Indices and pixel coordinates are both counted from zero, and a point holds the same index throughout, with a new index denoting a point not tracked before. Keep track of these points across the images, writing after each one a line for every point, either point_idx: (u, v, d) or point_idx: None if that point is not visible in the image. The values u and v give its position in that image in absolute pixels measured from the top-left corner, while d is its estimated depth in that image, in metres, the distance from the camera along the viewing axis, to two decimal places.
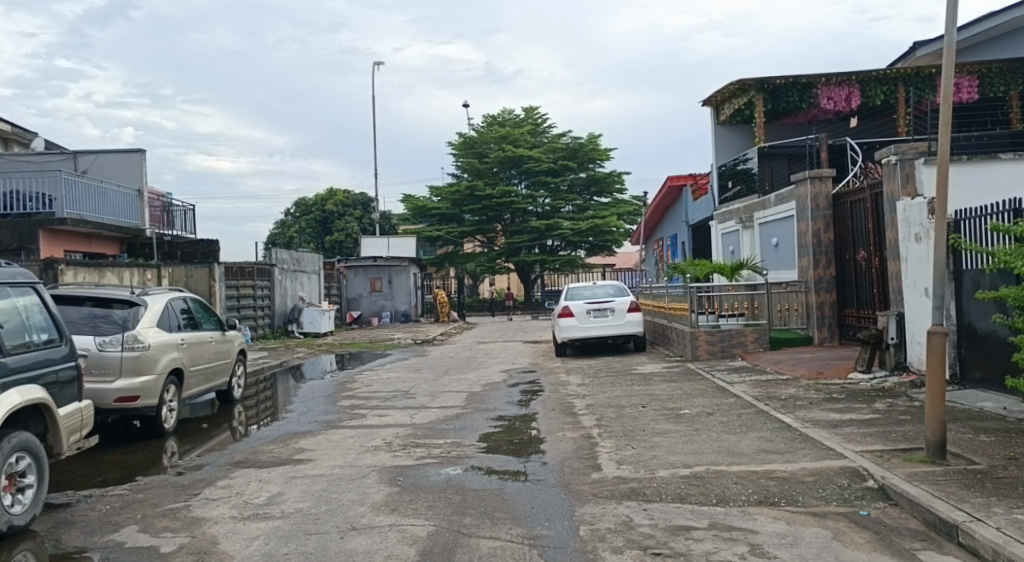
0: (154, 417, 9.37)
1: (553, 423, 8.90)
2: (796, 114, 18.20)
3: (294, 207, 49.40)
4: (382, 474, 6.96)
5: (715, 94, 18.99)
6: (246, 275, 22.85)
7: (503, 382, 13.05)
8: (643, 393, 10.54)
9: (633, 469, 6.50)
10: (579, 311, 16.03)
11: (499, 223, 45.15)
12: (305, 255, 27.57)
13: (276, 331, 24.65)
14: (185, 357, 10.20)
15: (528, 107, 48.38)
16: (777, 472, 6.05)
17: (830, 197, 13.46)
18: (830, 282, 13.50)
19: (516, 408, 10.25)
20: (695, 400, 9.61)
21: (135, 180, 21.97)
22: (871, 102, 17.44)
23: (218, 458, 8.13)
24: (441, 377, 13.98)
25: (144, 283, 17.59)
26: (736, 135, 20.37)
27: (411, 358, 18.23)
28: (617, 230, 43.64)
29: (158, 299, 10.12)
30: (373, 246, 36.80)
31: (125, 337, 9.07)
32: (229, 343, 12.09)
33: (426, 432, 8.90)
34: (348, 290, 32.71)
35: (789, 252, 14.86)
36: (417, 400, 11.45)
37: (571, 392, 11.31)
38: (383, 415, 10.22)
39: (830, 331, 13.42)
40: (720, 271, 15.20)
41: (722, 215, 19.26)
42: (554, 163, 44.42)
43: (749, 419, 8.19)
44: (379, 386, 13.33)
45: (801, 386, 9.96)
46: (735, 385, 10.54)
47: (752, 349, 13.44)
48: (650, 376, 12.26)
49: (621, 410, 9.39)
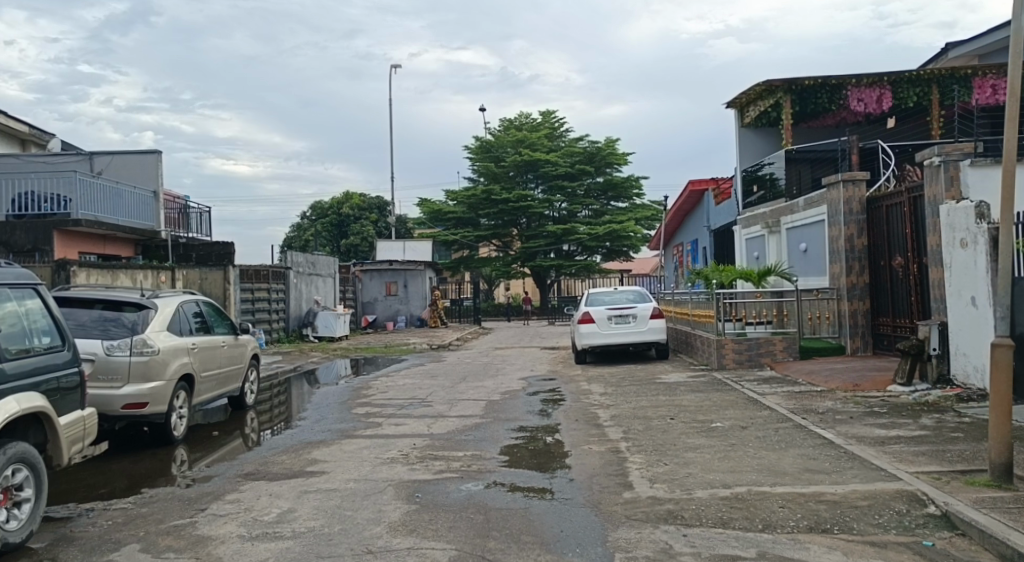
0: (162, 424, 9.01)
1: (578, 436, 8.47)
2: (825, 116, 17.71)
3: (310, 210, 49.24)
4: (399, 490, 6.55)
5: (739, 95, 18.52)
6: (261, 278, 22.57)
7: (522, 390, 12.63)
8: (670, 404, 10.07)
9: (668, 488, 6.02)
10: (600, 318, 15.57)
11: (515, 228, 44.80)
12: (319, 258, 27.27)
13: (290, 335, 24.34)
14: (196, 363, 9.84)
15: (545, 111, 48.07)
16: (826, 494, 5.59)
17: (863, 201, 12.98)
18: (864, 290, 13.00)
19: (538, 418, 9.83)
20: (726, 413, 9.14)
21: (151, 181, 21.78)
22: (903, 103, 16.91)
23: (228, 469, 7.74)
24: (459, 384, 13.57)
25: (158, 285, 17.31)
26: (761, 137, 19.87)
27: (426, 364, 17.86)
28: (634, 235, 43.17)
29: (169, 301, 9.78)
30: (388, 250, 36.50)
31: (134, 341, 8.72)
32: (241, 347, 11.73)
33: (445, 443, 8.49)
34: (362, 294, 32.40)
35: (819, 257, 14.34)
36: (435, 408, 11.05)
37: (595, 402, 10.87)
38: (400, 425, 9.83)
39: (864, 341, 12.91)
40: (747, 278, 14.71)
41: (746, 220, 18.77)
42: (571, 168, 44.06)
43: (787, 434, 7.73)
44: (395, 392, 12.94)
45: (838, 399, 9.48)
46: (767, 397, 10.07)
47: (781, 359, 12.95)
48: (676, 386, 11.79)
49: (648, 423, 8.94)
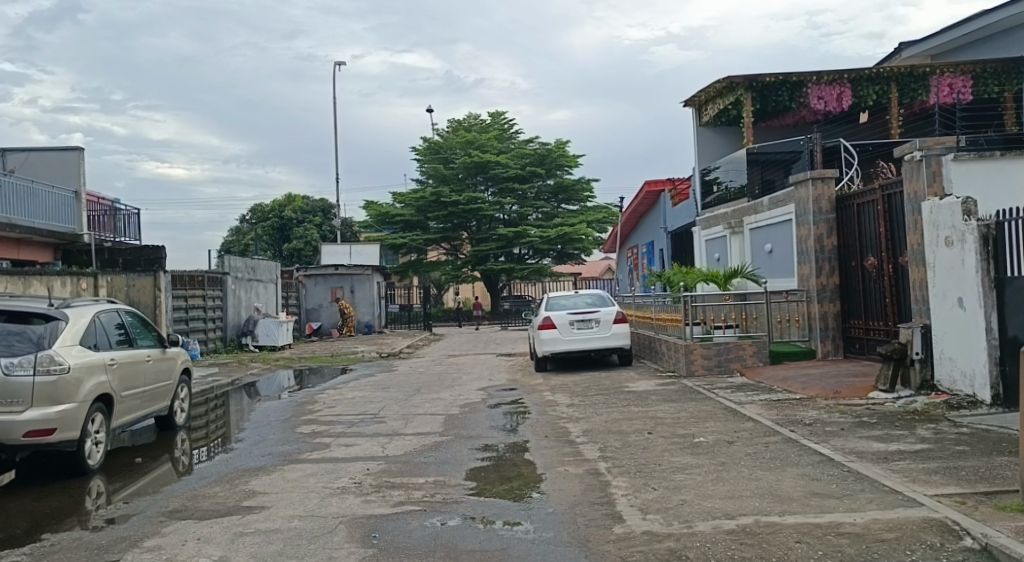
0: (75, 452, 7.96)
1: (552, 456, 7.67)
2: (784, 115, 17.30)
3: (250, 213, 47.54)
4: (352, 529, 5.65)
5: (699, 92, 18.07)
6: (196, 285, 21.30)
7: (482, 402, 11.80)
8: (644, 417, 9.37)
9: (664, 521, 5.29)
10: (561, 323, 14.88)
11: (465, 231, 44.07)
12: (260, 263, 26.02)
13: (229, 345, 23.03)
14: (116, 381, 8.77)
15: (494, 112, 47.39)
16: (844, 525, 4.87)
17: (832, 199, 12.46)
18: (834, 291, 12.51)
19: (503, 435, 9.01)
20: (707, 426, 8.48)
21: (71, 180, 20.36)
22: (863, 102, 16.51)
23: (152, 506, 6.76)
24: (413, 397, 12.69)
25: (79, 293, 15.99)
26: (719, 137, 19.44)
27: (377, 374, 16.87)
28: (586, 237, 42.72)
29: (83, 311, 8.70)
30: (334, 254, 35.26)
31: (39, 358, 7.66)
32: (170, 362, 10.62)
33: (402, 467, 7.63)
34: (307, 300, 31.10)
35: (786, 258, 13.86)
36: (389, 425, 10.14)
37: (563, 414, 10.11)
38: (351, 445, 8.90)
39: (835, 344, 12.44)
40: (712, 280, 14.19)
41: (706, 221, 18.34)
42: (522, 170, 43.44)
43: (779, 451, 7.06)
44: (344, 407, 11.97)
45: (822, 408, 8.88)
46: (746, 407, 9.45)
47: (751, 364, 12.44)
48: (646, 395, 11.14)
49: (626, 439, 8.22)
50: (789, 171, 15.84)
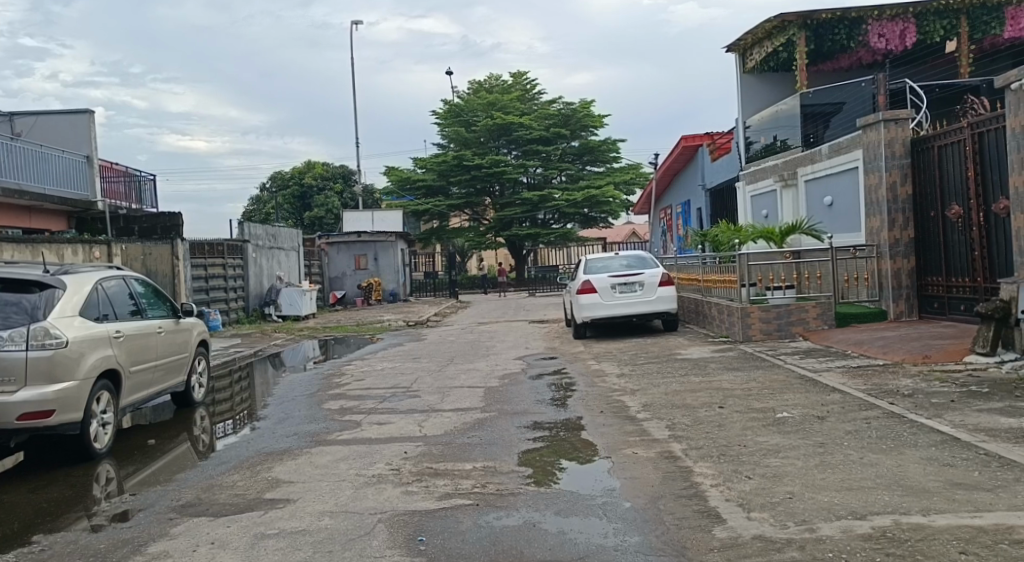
0: (78, 436, 7.10)
1: (615, 436, 6.68)
2: (839, 57, 16.18)
3: (270, 181, 46.73)
4: (393, 530, 4.71)
5: (745, 36, 16.98)
6: (215, 253, 20.49)
7: (523, 372, 10.86)
8: (710, 389, 8.33)
9: (778, 521, 4.30)
10: (603, 287, 13.84)
11: (488, 196, 42.99)
12: (281, 230, 25.16)
13: (252, 315, 22.28)
14: (122, 355, 7.88)
15: (516, 72, 45.97)
16: (1016, 530, 3.84)
17: (907, 143, 11.25)
18: (908, 246, 11.33)
19: (553, 411, 8.04)
20: (786, 398, 7.43)
21: (82, 144, 19.56)
22: (929, 38, 15.21)
23: (163, 499, 5.88)
24: (447, 368, 11.77)
25: (92, 262, 15.22)
26: (766, 84, 18.13)
27: (406, 343, 15.98)
28: (614, 200, 41.40)
29: (83, 279, 7.78)
30: (356, 221, 34.38)
31: (33, 331, 6.78)
32: (185, 333, 9.74)
33: (445, 450, 6.69)
34: (330, 269, 30.32)
35: (849, 211, 12.72)
36: (425, 400, 9.21)
37: (615, 386, 9.13)
38: (385, 424, 7.97)
39: (909, 304, 11.32)
40: (767, 237, 13.12)
41: (754, 176, 17.24)
42: (546, 131, 42.12)
43: (887, 427, 6.00)
44: (373, 380, 11.07)
45: (916, 376, 7.77)
46: (824, 375, 8.37)
47: (815, 328, 11.42)
48: (704, 363, 10.12)
49: (696, 415, 7.21)
50: (836, 122, 14.81)
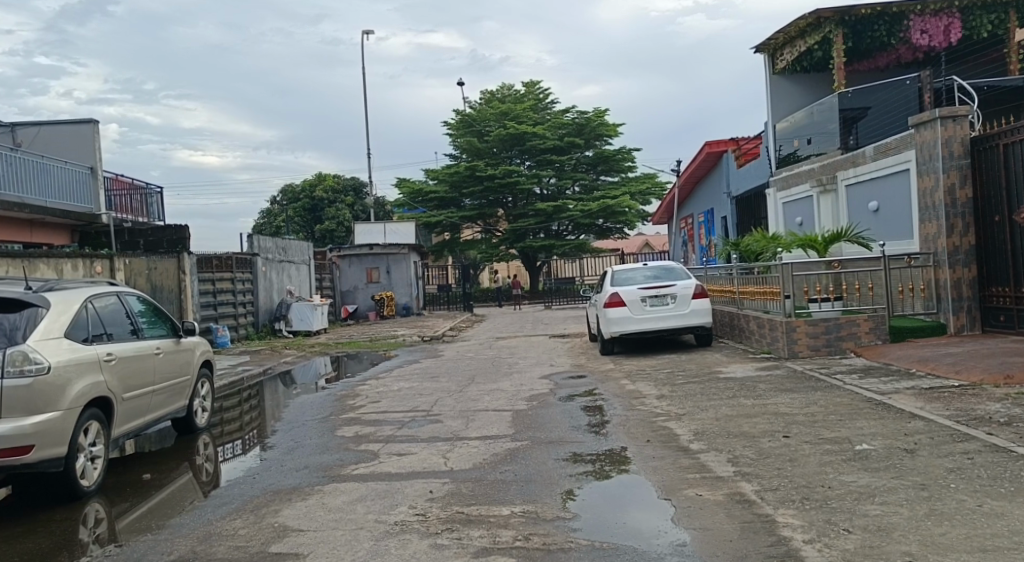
0: (62, 473, 6.29)
1: (670, 473, 5.81)
2: (878, 55, 15.39)
3: (280, 194, 46.13)
4: None
5: (775, 35, 16.23)
6: (222, 267, 19.75)
7: (551, 393, 10.01)
8: (767, 413, 7.46)
9: None
10: (632, 300, 12.99)
11: (501, 207, 42.23)
12: (292, 243, 24.43)
13: (261, 331, 21.51)
14: (114, 380, 7.08)
15: (528, 82, 45.35)
16: None
17: (967, 141, 10.38)
18: (969, 254, 10.44)
19: (593, 440, 7.19)
20: (860, 426, 6.55)
21: (86, 156, 18.90)
22: (974, 34, 14.44)
23: (153, 552, 5.06)
24: (469, 388, 10.93)
25: (93, 277, 14.50)
26: (797, 86, 17.34)
27: (423, 360, 15.15)
28: (630, 210, 40.54)
29: (70, 296, 7.01)
30: (368, 233, 33.65)
31: (10, 355, 6.02)
32: (187, 353, 8.90)
33: (477, 489, 5.84)
34: (341, 283, 29.58)
35: (898, 216, 11.87)
36: (448, 426, 8.37)
37: (658, 410, 8.26)
38: (406, 456, 7.13)
39: (970, 317, 10.42)
40: (810, 245, 12.28)
41: (787, 181, 16.40)
42: (560, 141, 41.41)
43: (997, 464, 5.12)
44: (390, 402, 10.25)
45: (1004, 400, 6.89)
46: (895, 399, 7.50)
47: (867, 343, 10.57)
48: (752, 383, 9.24)
49: (759, 446, 6.34)
50: (877, 125, 13.97)
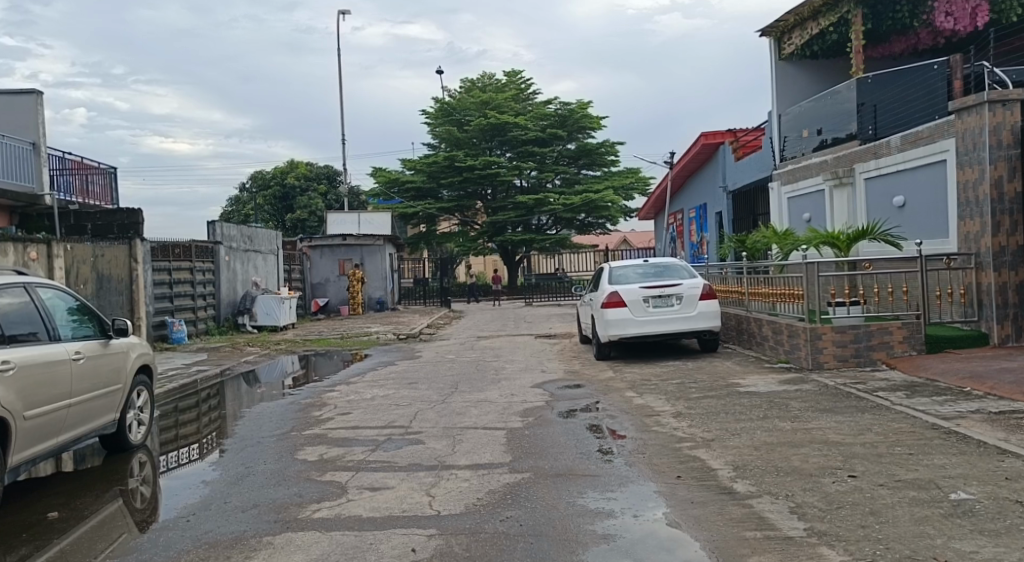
0: None
1: (721, 529, 4.54)
2: (895, 40, 14.56)
3: (250, 181, 44.34)
4: None
5: (784, 16, 15.14)
6: (179, 255, 18.18)
7: (548, 407, 8.74)
8: (814, 442, 6.24)
9: None
10: (633, 300, 11.74)
11: (480, 199, 40.91)
12: (258, 231, 22.89)
13: (224, 325, 19.96)
14: (10, 396, 5.64)
15: (510, 71, 43.97)
16: None
17: (1017, 129, 9.27)
18: (1016, 256, 9.37)
19: (610, 474, 5.90)
20: (942, 465, 5.34)
21: (28, 130, 17.27)
22: (1004, 18, 13.42)
23: None
24: (452, 398, 9.61)
25: (26, 264, 12.93)
26: (805, 73, 16.23)
27: (399, 362, 13.79)
28: (613, 205, 39.25)
29: None
30: (340, 223, 32.13)
31: None
32: (118, 359, 7.45)
33: (473, 548, 4.51)
34: (312, 274, 27.94)
35: (929, 213, 10.78)
36: (431, 449, 7.04)
37: (680, 433, 7.01)
38: (380, 492, 5.78)
39: (1015, 327, 9.36)
40: (831, 243, 11.14)
41: (795, 174, 15.27)
42: (541, 132, 40.08)
43: None
44: (362, 414, 8.92)
45: None
46: (965, 426, 6.32)
47: (901, 354, 9.41)
48: (782, 400, 8.04)
49: (825, 488, 5.11)
50: (896, 114, 12.72)
